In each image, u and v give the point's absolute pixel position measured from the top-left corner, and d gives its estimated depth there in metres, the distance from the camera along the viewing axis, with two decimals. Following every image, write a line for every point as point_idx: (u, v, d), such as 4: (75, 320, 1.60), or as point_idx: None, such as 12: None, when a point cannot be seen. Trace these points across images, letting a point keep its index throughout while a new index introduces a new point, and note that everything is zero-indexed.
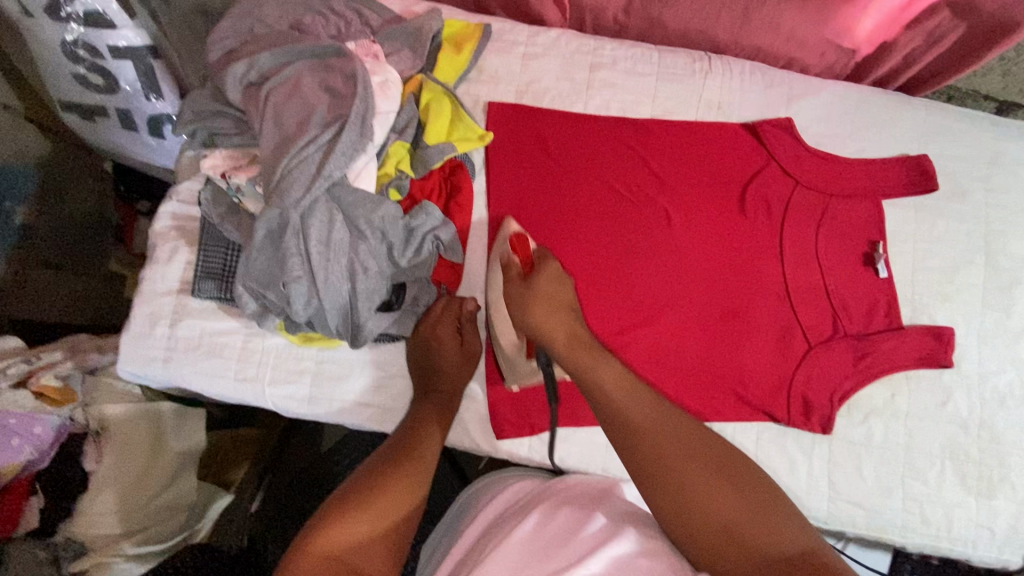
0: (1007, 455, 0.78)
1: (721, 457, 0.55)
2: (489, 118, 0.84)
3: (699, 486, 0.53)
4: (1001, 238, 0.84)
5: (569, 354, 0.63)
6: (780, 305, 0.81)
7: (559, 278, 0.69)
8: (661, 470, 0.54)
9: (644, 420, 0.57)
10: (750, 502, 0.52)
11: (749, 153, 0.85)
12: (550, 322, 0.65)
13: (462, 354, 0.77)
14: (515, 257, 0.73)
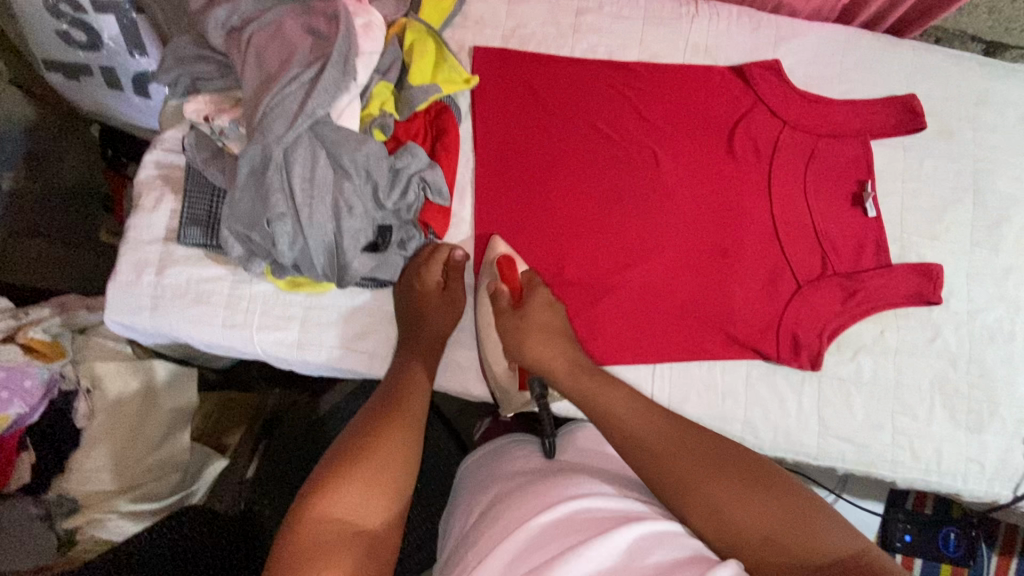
0: (996, 389, 0.79)
1: (742, 466, 0.57)
2: (475, 63, 0.83)
3: (725, 494, 0.55)
4: (989, 176, 0.84)
5: (580, 389, 0.68)
6: (770, 244, 0.80)
7: (551, 305, 0.73)
8: (684, 484, 0.56)
9: (661, 437, 0.60)
10: (783, 511, 0.53)
11: (737, 95, 0.84)
12: (547, 354, 0.71)
13: (445, 300, 0.77)
14: (504, 286, 0.75)
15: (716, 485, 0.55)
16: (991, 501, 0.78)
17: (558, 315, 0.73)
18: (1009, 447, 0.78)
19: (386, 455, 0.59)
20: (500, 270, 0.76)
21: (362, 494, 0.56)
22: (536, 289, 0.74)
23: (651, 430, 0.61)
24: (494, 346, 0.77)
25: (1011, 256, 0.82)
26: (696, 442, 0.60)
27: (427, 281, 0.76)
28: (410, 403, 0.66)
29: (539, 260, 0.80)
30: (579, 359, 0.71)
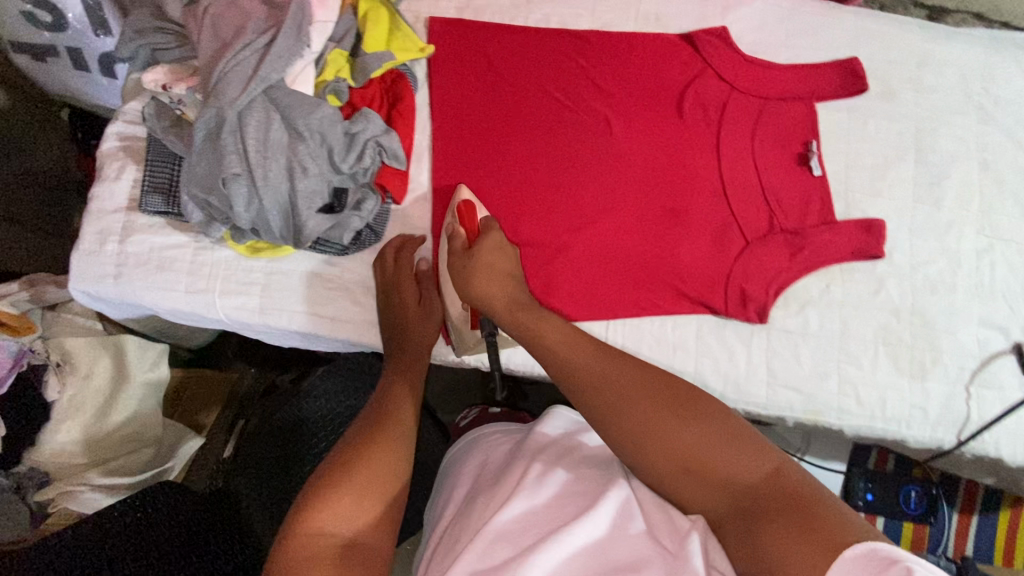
0: (937, 338, 0.82)
1: (674, 393, 0.56)
2: (431, 34, 0.86)
3: (656, 426, 0.54)
4: (930, 135, 0.87)
5: (515, 318, 0.67)
6: (718, 203, 0.83)
7: (500, 249, 0.73)
8: (616, 414, 0.56)
9: (595, 367, 0.59)
10: (706, 437, 0.53)
11: (685, 60, 0.87)
12: (492, 290, 0.69)
13: (422, 312, 0.77)
14: (461, 228, 0.75)
15: (646, 415, 0.54)
16: (935, 446, 0.81)
17: (506, 258, 0.72)
18: (952, 393, 0.81)
19: (381, 456, 0.59)
20: (461, 216, 0.76)
21: (358, 497, 0.55)
22: (489, 232, 0.73)
23: (585, 364, 0.60)
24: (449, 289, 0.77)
25: (952, 211, 0.85)
26: (631, 372, 0.58)
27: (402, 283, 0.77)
28: (397, 403, 0.66)
29: (495, 221, 0.82)
30: (522, 298, 0.69)
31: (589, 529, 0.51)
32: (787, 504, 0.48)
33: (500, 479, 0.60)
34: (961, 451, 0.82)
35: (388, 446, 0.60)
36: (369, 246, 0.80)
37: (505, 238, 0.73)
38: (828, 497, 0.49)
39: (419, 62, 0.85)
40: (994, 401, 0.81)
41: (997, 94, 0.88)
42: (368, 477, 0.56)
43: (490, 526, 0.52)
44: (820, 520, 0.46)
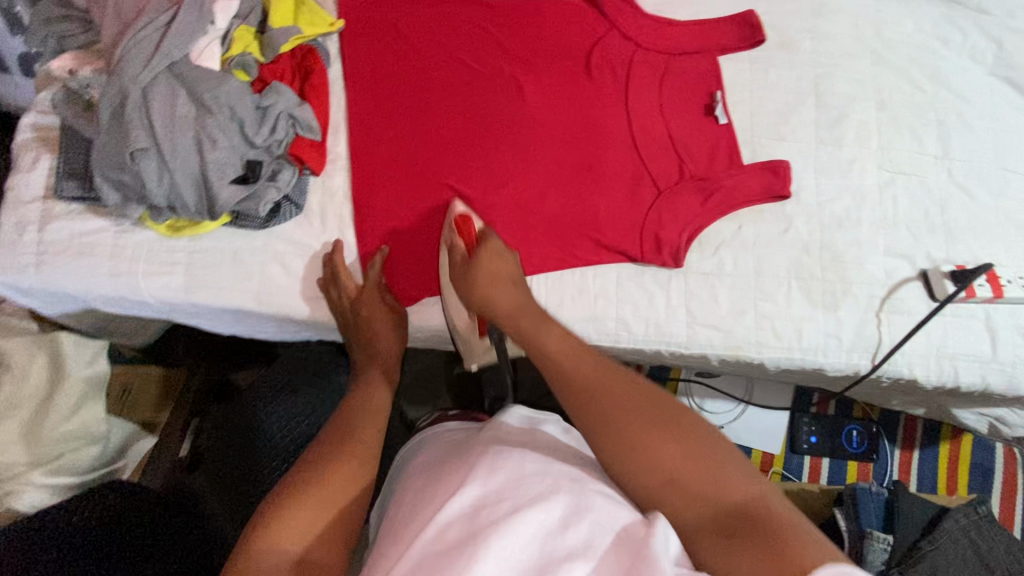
0: (847, 270, 0.85)
1: (667, 411, 0.56)
2: (341, 10, 0.88)
3: (649, 438, 0.53)
4: (827, 80, 0.91)
5: (519, 322, 0.69)
6: (630, 156, 0.87)
7: (500, 255, 0.76)
8: (611, 423, 0.55)
9: (598, 376, 0.60)
10: (695, 454, 0.52)
11: (591, 23, 0.90)
12: (492, 295, 0.72)
13: (391, 314, 0.81)
14: (459, 240, 0.79)
15: (642, 431, 0.54)
16: (853, 372, 0.85)
17: (508, 264, 0.76)
18: (863, 320, 0.84)
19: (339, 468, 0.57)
20: (456, 227, 0.80)
21: (318, 508, 0.54)
22: (489, 240, 0.77)
23: (588, 372, 0.60)
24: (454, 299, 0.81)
25: (853, 150, 0.90)
26: (631, 386, 0.59)
27: (361, 306, 0.79)
28: (362, 413, 0.66)
29: (414, 186, 0.84)
30: (524, 302, 0.71)
31: (540, 517, 0.47)
32: (764, 524, 0.47)
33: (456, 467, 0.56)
34: (878, 375, 0.86)
35: (348, 463, 0.58)
36: (289, 218, 0.82)
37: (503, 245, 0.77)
38: (802, 522, 0.48)
39: (332, 38, 0.88)
40: (904, 324, 0.85)
41: (888, 38, 0.94)
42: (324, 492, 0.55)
43: (441, 516, 0.48)
44: (793, 538, 0.45)
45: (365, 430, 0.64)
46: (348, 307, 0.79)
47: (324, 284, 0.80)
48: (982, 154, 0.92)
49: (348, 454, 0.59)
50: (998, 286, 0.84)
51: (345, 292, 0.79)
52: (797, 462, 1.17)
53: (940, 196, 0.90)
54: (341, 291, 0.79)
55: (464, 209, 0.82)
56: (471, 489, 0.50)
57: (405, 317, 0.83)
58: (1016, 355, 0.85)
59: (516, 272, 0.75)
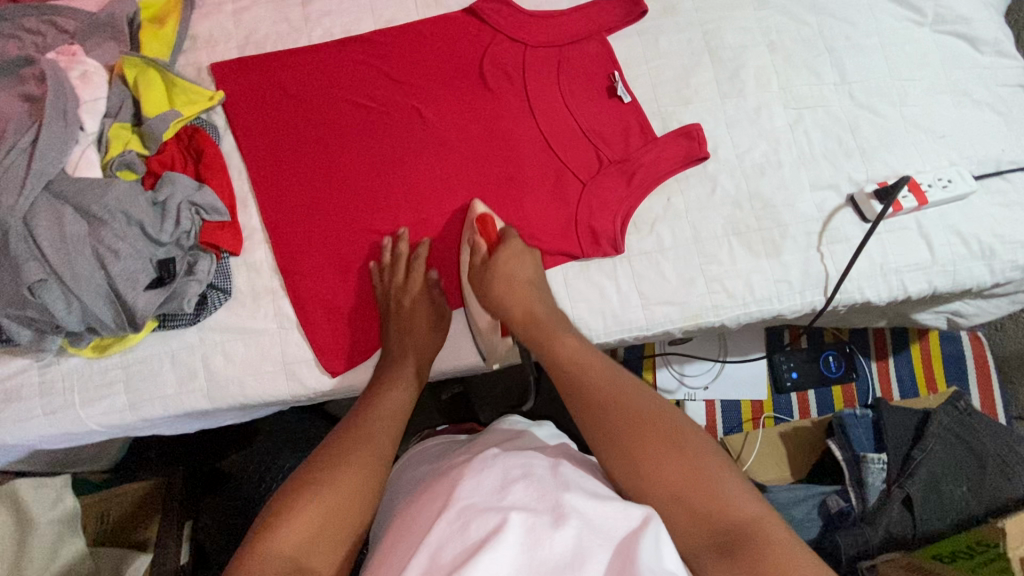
0: (780, 214, 0.87)
1: (676, 428, 0.56)
2: (216, 79, 0.84)
3: (654, 449, 0.54)
4: (716, 34, 0.92)
5: (540, 331, 0.71)
6: (545, 155, 0.86)
7: (519, 257, 0.78)
8: (616, 439, 0.56)
9: (609, 387, 0.61)
10: (690, 467, 0.53)
11: (474, 34, 0.89)
12: (518, 296, 0.75)
13: (434, 307, 0.80)
14: (481, 239, 0.79)
15: (647, 443, 0.55)
16: (810, 310, 0.87)
17: (524, 267, 0.77)
18: (807, 258, 0.86)
19: (347, 478, 0.58)
20: (478, 227, 0.80)
21: (315, 524, 0.54)
22: (511, 240, 0.79)
23: (599, 382, 0.62)
24: (473, 303, 0.81)
25: (757, 97, 0.91)
26: (644, 399, 0.59)
27: (404, 292, 0.78)
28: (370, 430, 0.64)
29: (337, 243, 0.82)
30: (539, 311, 0.74)
31: (528, 523, 0.46)
32: (758, 543, 0.48)
33: (443, 479, 0.55)
34: (834, 305, 0.88)
35: (356, 471, 0.59)
36: (219, 306, 0.78)
37: (523, 245, 0.79)
38: (803, 549, 0.48)
39: (216, 110, 0.84)
40: (845, 252, 0.87)
41: None
42: (332, 507, 0.55)
43: (430, 536, 0.46)
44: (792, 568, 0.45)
45: (383, 437, 0.64)
46: (393, 292, 0.78)
47: (371, 272, 0.81)
48: (877, 70, 0.94)
49: (359, 467, 0.59)
50: (920, 194, 0.87)
51: (395, 278, 0.79)
52: (785, 400, 1.19)
53: (848, 119, 0.92)
54: (393, 278, 0.79)
55: (485, 209, 0.81)
56: (460, 501, 0.48)
57: (449, 319, 0.82)
58: (953, 253, 0.88)
59: (534, 274, 0.78)
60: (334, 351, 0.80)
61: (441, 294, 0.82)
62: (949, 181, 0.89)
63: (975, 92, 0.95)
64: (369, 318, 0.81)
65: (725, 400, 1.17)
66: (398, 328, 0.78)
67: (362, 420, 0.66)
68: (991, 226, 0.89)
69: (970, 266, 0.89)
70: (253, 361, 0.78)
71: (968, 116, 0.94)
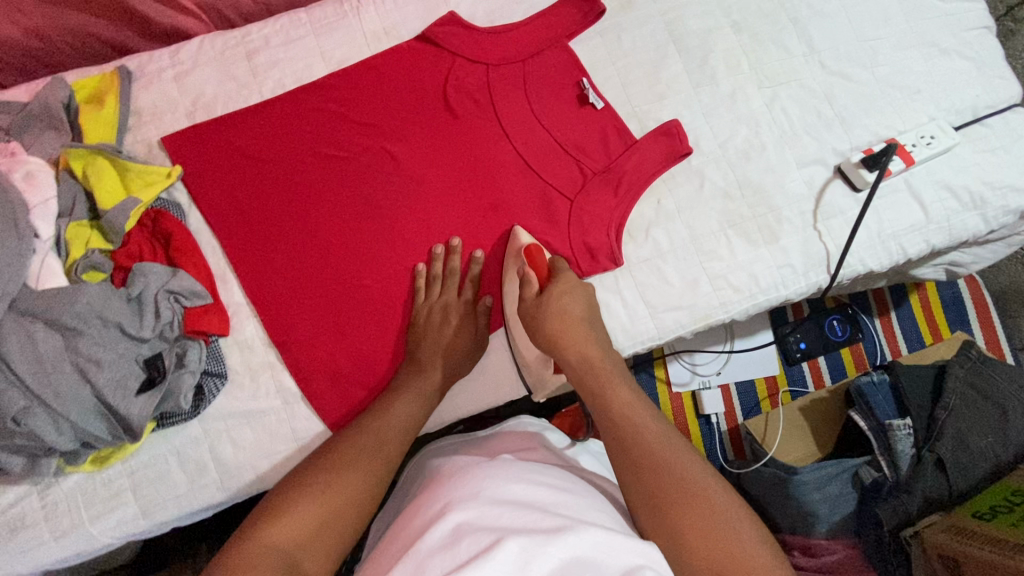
0: (772, 198, 0.85)
1: (724, 508, 0.55)
2: (169, 153, 0.79)
3: (698, 528, 0.54)
4: (679, 23, 0.90)
5: (597, 378, 0.68)
6: (526, 177, 0.83)
7: (573, 291, 0.75)
8: (661, 508, 0.56)
9: (658, 452, 0.60)
10: (736, 554, 0.52)
11: (433, 61, 0.85)
12: (579, 338, 0.72)
13: (473, 343, 0.79)
14: (532, 271, 0.76)
15: (687, 521, 0.54)
16: (816, 290, 0.86)
17: (578, 303, 0.74)
18: (806, 238, 0.85)
19: (352, 480, 0.64)
20: (528, 258, 0.77)
21: (320, 516, 0.60)
22: (562, 274, 0.76)
23: (649, 445, 0.61)
24: (520, 335, 0.79)
25: (730, 81, 0.89)
26: (696, 473, 0.58)
27: (456, 311, 0.78)
28: (382, 432, 0.69)
29: (326, 306, 0.78)
30: (593, 355, 0.71)
31: (522, 548, 0.46)
32: None
33: (450, 488, 0.57)
34: (838, 280, 0.87)
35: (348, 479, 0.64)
36: (217, 393, 0.74)
37: (579, 283, 0.76)
38: None
39: (176, 186, 0.79)
40: (841, 225, 0.86)
41: None
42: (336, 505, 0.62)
43: (423, 543, 0.48)
44: None
45: (389, 447, 0.68)
46: (442, 308, 0.77)
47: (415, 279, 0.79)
48: (843, 34, 0.93)
49: (365, 469, 0.65)
50: (906, 155, 0.86)
51: (446, 292, 0.78)
52: (797, 372, 1.19)
53: (823, 89, 0.91)
54: (441, 294, 0.78)
55: (529, 238, 0.79)
56: (452, 515, 0.50)
57: (484, 350, 0.81)
58: (947, 208, 0.88)
59: (589, 313, 0.75)
60: (340, 417, 0.76)
61: (487, 323, 0.80)
62: (932, 137, 0.88)
63: (942, 42, 0.94)
64: (371, 378, 0.77)
65: (739, 382, 1.17)
66: (426, 345, 0.75)
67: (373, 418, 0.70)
68: (979, 175, 0.89)
69: (964, 218, 0.89)
70: (263, 443, 0.74)
71: (939, 67, 0.93)
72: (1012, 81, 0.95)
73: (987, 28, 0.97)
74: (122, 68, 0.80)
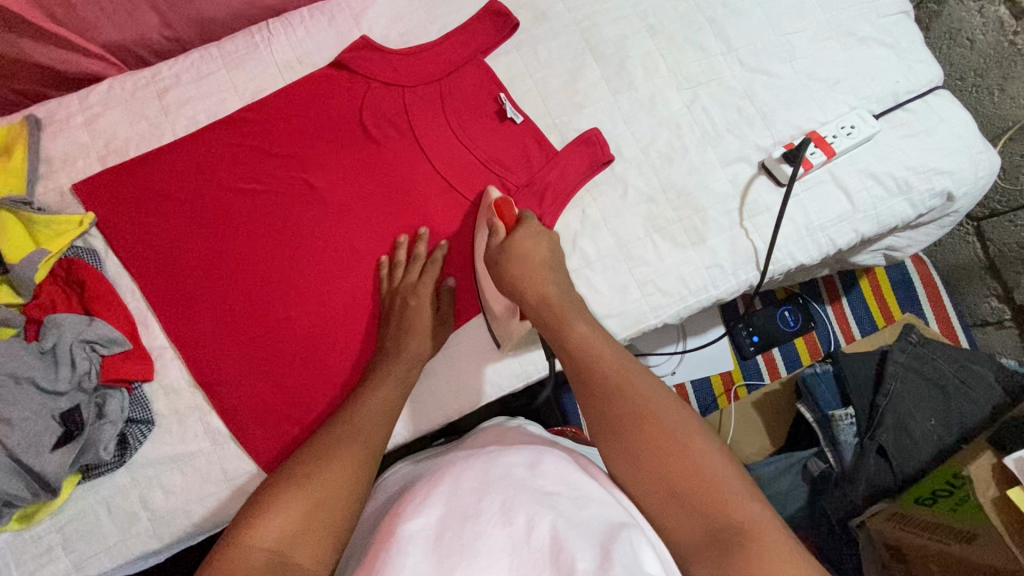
0: (697, 199, 0.85)
1: (679, 421, 0.56)
2: (83, 201, 0.78)
3: (661, 441, 0.55)
4: (595, 30, 0.90)
5: (555, 312, 0.68)
6: (450, 198, 0.83)
7: (535, 238, 0.74)
8: (618, 428, 0.57)
9: (618, 373, 0.61)
10: (691, 462, 0.53)
11: (348, 86, 0.84)
12: (540, 281, 0.71)
13: (438, 316, 0.79)
14: (500, 222, 0.76)
15: (646, 436, 0.55)
16: (747, 287, 0.86)
17: (541, 248, 0.73)
18: (733, 237, 0.85)
19: (338, 473, 0.59)
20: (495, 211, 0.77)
21: (304, 517, 0.55)
22: (528, 222, 0.75)
23: (608, 367, 0.61)
24: (487, 284, 0.78)
25: (648, 85, 0.89)
26: (660, 393, 0.59)
27: (413, 295, 0.77)
28: (365, 428, 0.66)
29: (252, 342, 0.77)
30: (552, 293, 0.70)
31: (505, 535, 0.47)
32: (749, 543, 0.47)
33: (437, 478, 0.57)
34: (770, 276, 0.87)
35: (343, 469, 0.60)
36: (144, 439, 0.73)
37: (541, 228, 0.75)
38: (801, 559, 0.47)
39: (91, 233, 0.78)
40: (768, 221, 0.86)
41: None
42: (322, 497, 0.57)
43: (408, 528, 0.49)
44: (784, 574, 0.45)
45: (377, 447, 0.65)
46: (402, 292, 0.77)
47: (380, 265, 0.80)
48: (760, 30, 0.93)
49: (349, 461, 0.61)
50: (827, 147, 0.86)
51: (407, 277, 0.78)
52: (753, 365, 1.19)
53: (744, 87, 0.91)
54: (402, 278, 0.78)
55: (500, 196, 0.79)
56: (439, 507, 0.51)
57: (450, 325, 0.80)
58: (873, 196, 0.88)
59: (551, 257, 0.74)
60: (272, 457, 0.75)
61: (451, 304, 0.80)
62: (852, 127, 0.88)
63: (859, 30, 0.95)
64: (301, 414, 0.76)
65: (695, 380, 1.17)
66: (397, 326, 0.76)
67: (349, 420, 0.67)
68: (902, 160, 0.89)
69: (891, 204, 0.89)
70: (195, 487, 0.74)
71: (858, 55, 0.94)
72: (931, 65, 0.95)
73: (905, 13, 0.98)
74: (30, 116, 0.79)
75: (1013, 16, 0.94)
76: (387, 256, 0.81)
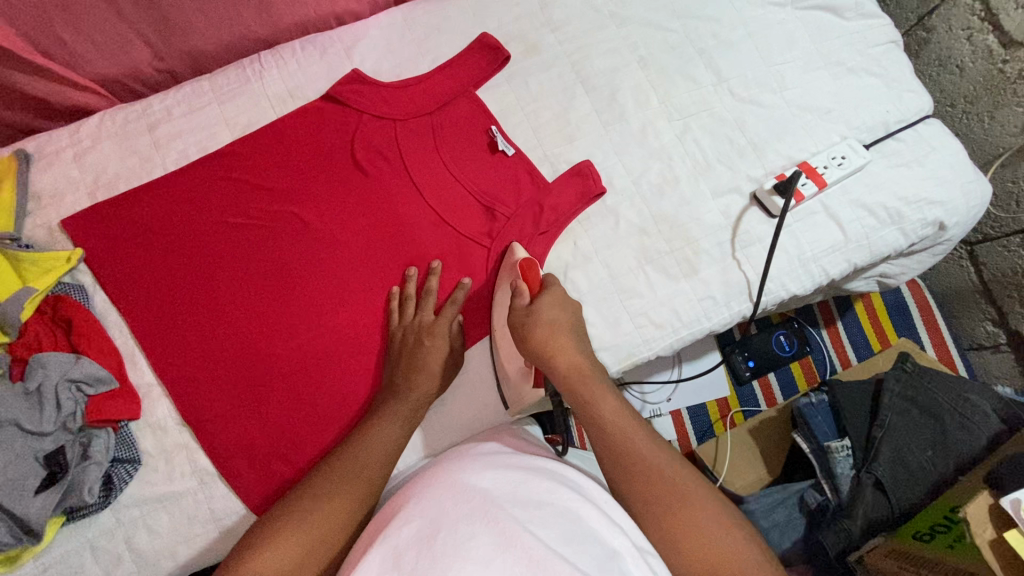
0: (689, 229, 0.85)
1: (711, 509, 0.59)
2: (71, 235, 0.77)
3: (697, 529, 0.57)
4: (586, 62, 0.90)
5: (580, 386, 0.67)
6: (441, 230, 0.83)
7: (561, 303, 0.72)
8: (659, 518, 0.58)
9: (652, 461, 0.62)
10: (728, 548, 0.56)
11: (339, 120, 0.84)
12: (565, 349, 0.69)
13: (452, 363, 0.79)
14: (524, 283, 0.73)
15: (684, 526, 0.57)
16: (740, 318, 0.86)
17: (565, 311, 0.72)
18: (725, 268, 0.84)
19: (336, 502, 0.62)
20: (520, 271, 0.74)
21: (302, 546, 0.58)
22: (552, 286, 0.73)
23: (643, 454, 0.62)
24: (507, 345, 0.79)
25: (640, 116, 0.89)
26: (689, 480, 0.61)
27: (428, 332, 0.77)
28: (365, 459, 0.67)
29: (242, 377, 0.76)
30: (582, 362, 0.69)
31: (494, 536, 0.47)
32: None
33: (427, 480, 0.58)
34: (763, 306, 0.87)
35: (340, 501, 0.62)
36: (129, 480, 0.72)
37: (566, 294, 0.73)
38: None
39: (80, 269, 0.78)
40: (760, 252, 0.85)
41: None
42: (316, 534, 0.59)
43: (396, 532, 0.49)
44: None
45: (377, 479, 0.66)
46: (415, 329, 0.77)
47: (391, 296, 0.80)
48: (750, 60, 0.93)
49: (346, 496, 0.63)
50: (818, 177, 0.86)
51: (420, 314, 0.78)
52: (749, 391, 1.18)
53: (734, 117, 0.91)
54: (417, 313, 0.78)
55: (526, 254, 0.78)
56: (428, 507, 0.52)
57: (462, 363, 0.80)
58: (864, 226, 0.88)
59: (575, 324, 0.72)
60: (261, 498, 0.74)
61: (460, 335, 0.80)
62: (843, 157, 0.88)
63: (848, 61, 0.95)
64: (290, 452, 0.75)
65: (690, 406, 1.16)
66: (405, 369, 0.75)
67: (353, 454, 0.67)
68: (894, 190, 0.89)
69: (884, 234, 0.89)
70: (182, 527, 0.73)
71: (848, 85, 0.94)
72: (921, 94, 0.95)
73: (894, 42, 0.98)
74: (19, 150, 0.79)
75: (1002, 45, 0.95)
76: (398, 288, 0.81)
